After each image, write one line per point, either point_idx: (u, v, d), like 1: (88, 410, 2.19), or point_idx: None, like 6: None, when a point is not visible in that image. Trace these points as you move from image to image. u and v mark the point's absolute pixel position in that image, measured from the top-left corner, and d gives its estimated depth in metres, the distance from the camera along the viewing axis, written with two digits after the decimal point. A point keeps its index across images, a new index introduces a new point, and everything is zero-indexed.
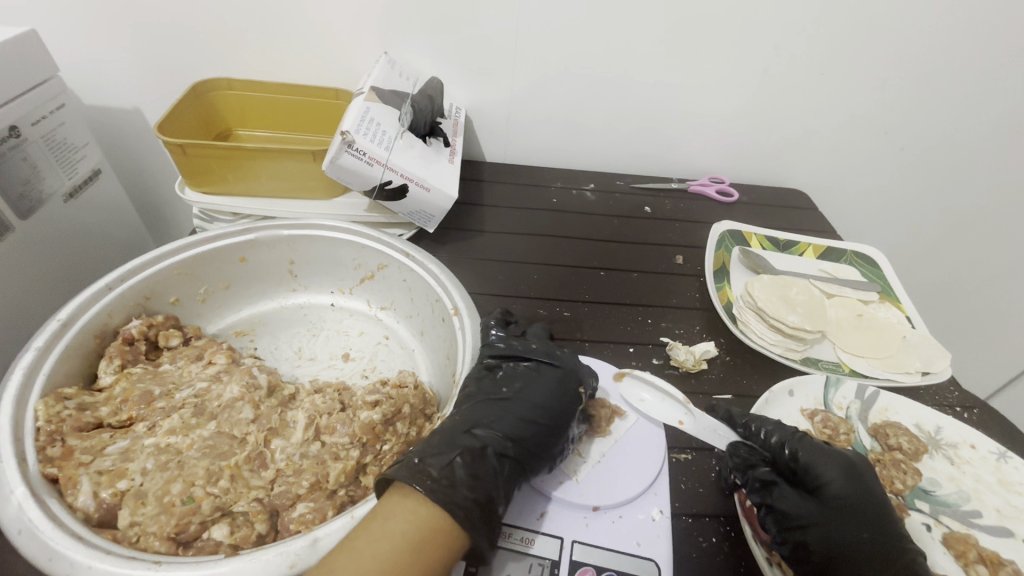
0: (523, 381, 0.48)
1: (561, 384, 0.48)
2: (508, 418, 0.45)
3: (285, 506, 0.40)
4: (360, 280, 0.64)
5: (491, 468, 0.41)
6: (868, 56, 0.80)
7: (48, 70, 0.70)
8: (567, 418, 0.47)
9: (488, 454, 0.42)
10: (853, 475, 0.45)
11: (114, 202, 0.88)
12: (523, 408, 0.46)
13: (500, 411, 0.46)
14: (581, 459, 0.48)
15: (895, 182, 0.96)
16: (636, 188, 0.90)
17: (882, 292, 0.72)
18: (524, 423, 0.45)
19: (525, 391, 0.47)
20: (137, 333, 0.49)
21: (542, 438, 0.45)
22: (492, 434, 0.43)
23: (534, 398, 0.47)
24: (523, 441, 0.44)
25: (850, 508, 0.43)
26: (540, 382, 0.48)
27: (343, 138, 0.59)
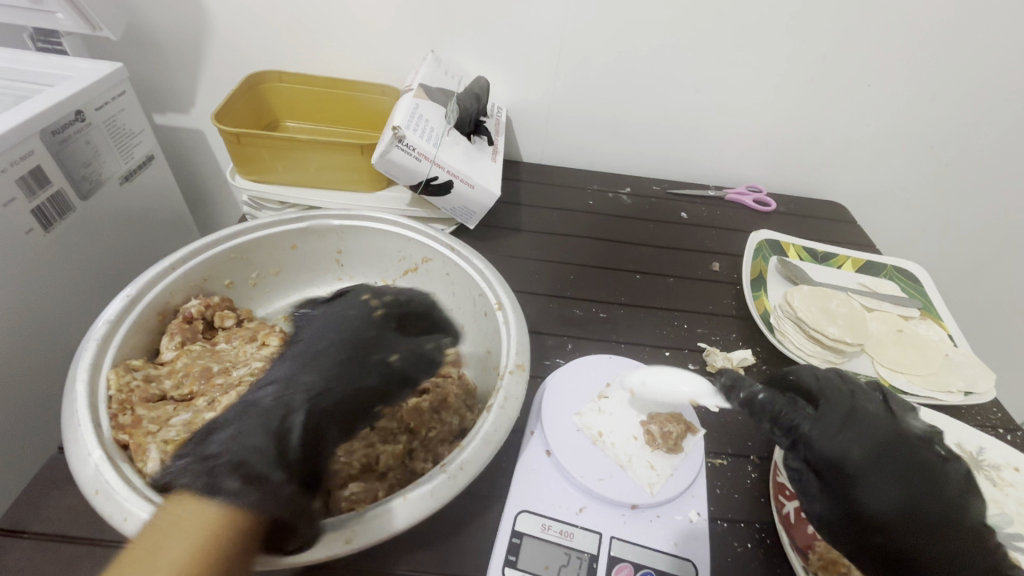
0: (333, 325, 0.46)
1: (352, 322, 0.46)
2: (301, 357, 0.43)
3: (337, 485, 0.41)
4: (403, 272, 0.65)
5: (268, 405, 0.39)
6: (916, 70, 0.79)
7: (116, 26, 0.76)
8: (354, 347, 0.44)
9: (269, 399, 0.39)
10: (890, 463, 0.40)
11: (164, 188, 0.91)
12: (318, 349, 0.43)
13: (300, 349, 0.43)
14: (653, 472, 0.46)
15: (937, 198, 0.95)
16: (672, 194, 0.90)
17: (923, 308, 0.71)
18: (312, 362, 0.42)
19: (329, 334, 0.45)
20: (196, 312, 0.51)
21: (336, 369, 0.42)
22: (283, 372, 0.41)
23: (329, 337, 0.44)
24: (307, 384, 0.40)
25: (891, 508, 0.39)
26: (335, 327, 0.46)
27: (393, 133, 0.61)
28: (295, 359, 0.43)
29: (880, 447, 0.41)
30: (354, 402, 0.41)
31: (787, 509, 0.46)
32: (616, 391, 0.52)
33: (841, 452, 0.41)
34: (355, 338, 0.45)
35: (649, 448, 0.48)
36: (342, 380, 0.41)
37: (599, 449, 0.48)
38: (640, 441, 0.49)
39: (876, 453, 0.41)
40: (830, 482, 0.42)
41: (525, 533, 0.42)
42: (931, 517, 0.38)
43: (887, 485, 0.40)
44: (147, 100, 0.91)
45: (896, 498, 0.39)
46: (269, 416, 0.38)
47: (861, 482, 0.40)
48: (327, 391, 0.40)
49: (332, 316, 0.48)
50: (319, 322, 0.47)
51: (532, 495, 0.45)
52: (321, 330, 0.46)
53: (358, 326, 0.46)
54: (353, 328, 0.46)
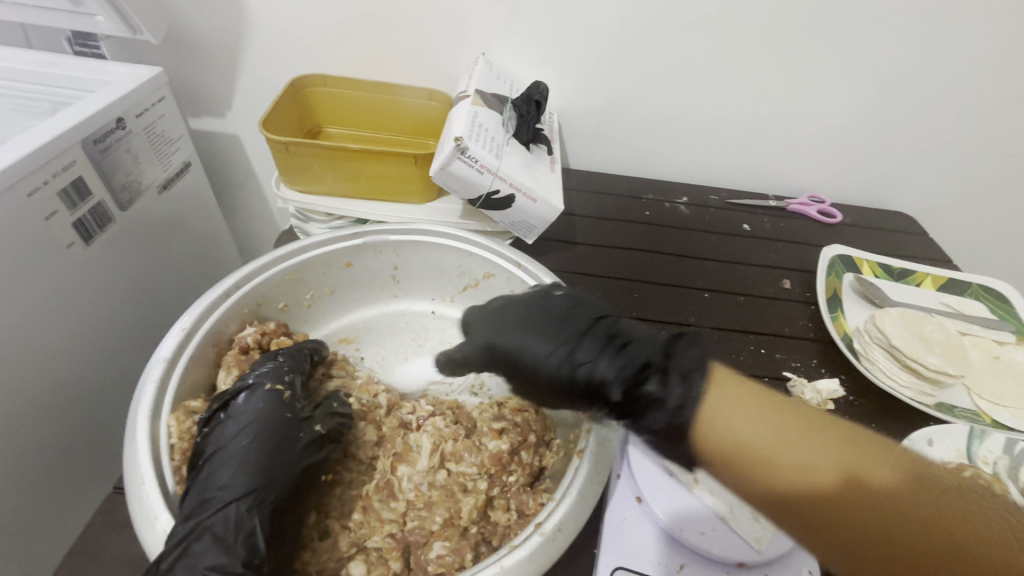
0: (250, 412, 0.38)
1: (268, 404, 0.38)
2: (233, 464, 0.35)
3: (419, 543, 0.37)
4: (462, 288, 0.61)
5: (225, 531, 0.32)
6: (1002, 73, 0.74)
7: (157, 30, 0.73)
8: (279, 431, 0.37)
9: (218, 520, 0.33)
10: (517, 315, 0.47)
11: (201, 195, 0.88)
12: (244, 452, 0.35)
13: (222, 459, 0.35)
14: (760, 524, 0.42)
15: (1016, 207, 0.88)
16: (732, 204, 0.85)
17: (1017, 332, 0.66)
18: (245, 471, 0.35)
19: (253, 428, 0.37)
20: (253, 342, 0.48)
21: (275, 470, 0.35)
22: (217, 492, 0.34)
23: (250, 432, 0.37)
24: (259, 496, 0.34)
25: (580, 339, 0.43)
26: (254, 415, 0.37)
27: (456, 145, 0.56)
28: (225, 468, 0.35)
29: (519, 308, 0.47)
30: (298, 494, 0.37)
31: None
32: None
33: (491, 314, 0.48)
34: (281, 426, 0.37)
35: None
36: (284, 483, 0.36)
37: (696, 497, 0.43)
38: None
39: (517, 319, 0.46)
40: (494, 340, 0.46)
41: None
42: (561, 344, 0.44)
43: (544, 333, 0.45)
44: (184, 105, 0.88)
45: (559, 348, 0.44)
46: (230, 539, 0.32)
47: (505, 336, 0.46)
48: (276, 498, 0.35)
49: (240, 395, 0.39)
50: (239, 409, 0.38)
51: (628, 550, 0.40)
52: (246, 424, 0.37)
53: (277, 405, 0.38)
54: (268, 414, 0.38)
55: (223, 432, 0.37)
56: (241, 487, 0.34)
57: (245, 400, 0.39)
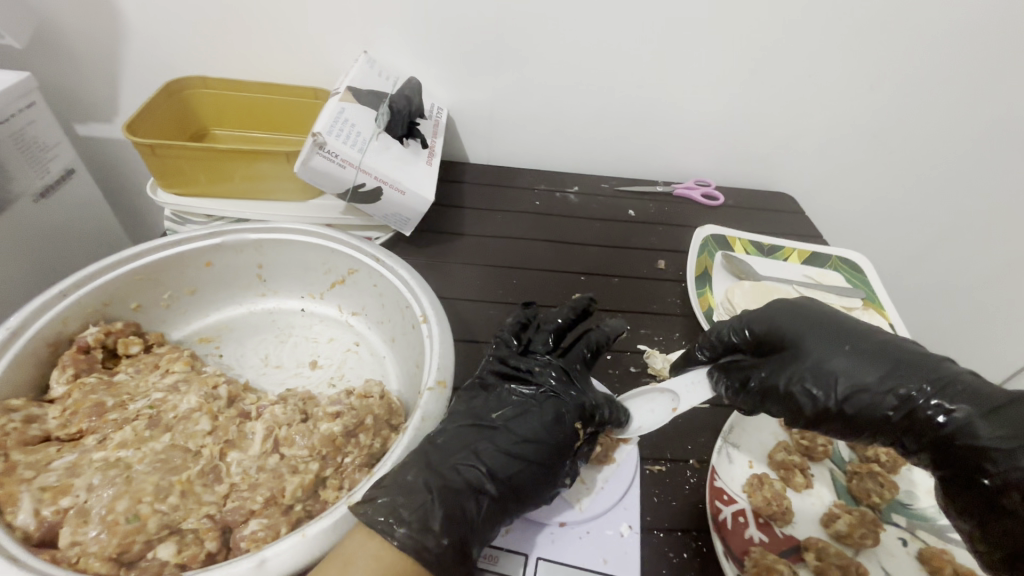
0: (510, 409, 0.46)
1: (566, 403, 0.46)
2: (494, 450, 0.43)
3: (237, 522, 0.38)
4: (330, 285, 0.63)
5: (468, 509, 0.39)
6: (855, 61, 0.78)
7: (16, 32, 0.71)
8: (532, 409, 0.46)
9: (467, 495, 0.39)
10: (827, 340, 0.45)
11: (90, 200, 0.85)
12: (509, 442, 0.44)
13: (470, 443, 0.43)
14: (583, 486, 0.47)
15: (884, 186, 0.94)
16: (621, 191, 0.89)
17: (866, 299, 0.71)
18: (512, 458, 0.43)
19: (522, 422, 0.45)
20: (94, 341, 0.48)
21: (556, 456, 0.44)
22: (471, 468, 0.41)
23: (537, 425, 0.45)
24: (506, 478, 0.42)
25: (887, 369, 0.42)
26: (533, 412, 0.46)
27: (314, 139, 0.59)
28: (458, 453, 0.42)
29: (825, 337, 0.45)
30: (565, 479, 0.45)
31: (724, 514, 0.46)
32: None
33: (798, 349, 0.46)
34: (566, 426, 0.45)
35: (580, 461, 0.49)
36: (556, 470, 0.44)
37: None
38: None
39: (831, 348, 0.45)
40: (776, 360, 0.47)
41: None
42: (863, 364, 0.43)
43: (827, 342, 0.45)
44: (65, 110, 0.85)
45: (808, 373, 0.44)
46: (455, 489, 0.40)
47: (808, 366, 0.44)
48: (545, 483, 0.43)
49: (546, 395, 0.47)
50: (505, 401, 0.47)
51: None
52: (510, 417, 0.45)
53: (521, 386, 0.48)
54: (562, 409, 0.46)
55: (502, 411, 0.46)
56: (484, 466, 0.42)
57: (524, 396, 0.47)
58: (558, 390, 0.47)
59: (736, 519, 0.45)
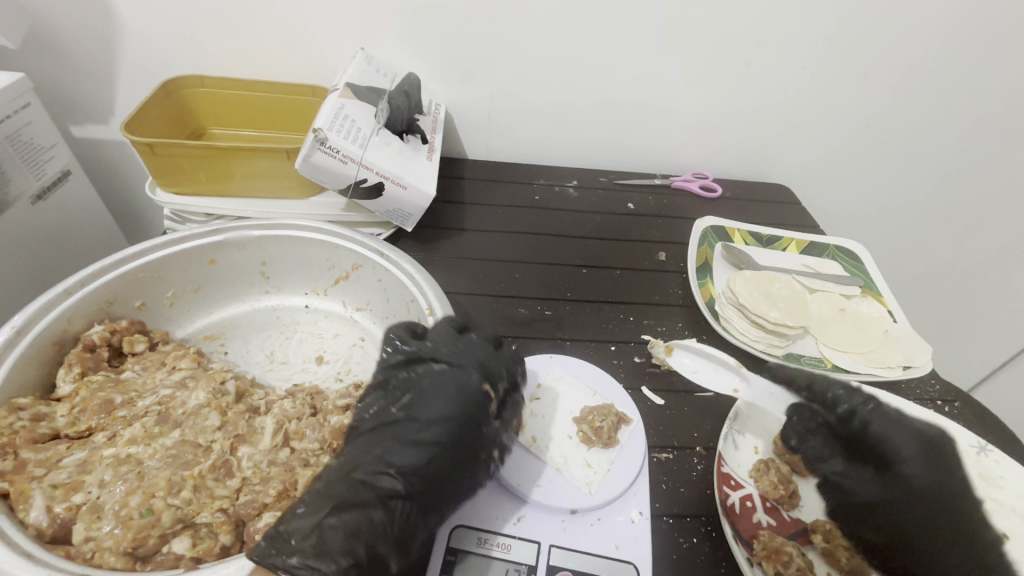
0: (415, 395, 0.42)
1: (465, 375, 0.44)
2: (395, 444, 0.39)
3: (251, 516, 0.38)
4: (335, 281, 0.63)
5: (378, 519, 0.36)
6: (848, 53, 0.79)
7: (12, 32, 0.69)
8: (456, 402, 0.42)
9: (373, 503, 0.37)
10: (929, 458, 0.45)
11: (87, 201, 0.85)
12: (415, 433, 0.40)
13: (376, 447, 0.39)
14: (591, 469, 0.48)
15: (877, 176, 0.96)
16: (620, 184, 0.89)
17: (864, 286, 0.72)
18: (423, 449, 0.39)
19: (425, 404, 0.42)
20: (99, 339, 0.48)
21: (468, 431, 0.41)
22: (374, 472, 0.38)
23: (441, 403, 0.42)
24: (420, 472, 0.39)
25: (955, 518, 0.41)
26: (435, 393, 0.42)
27: (314, 136, 0.59)
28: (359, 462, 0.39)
29: (928, 456, 0.45)
30: (488, 452, 0.42)
31: (732, 500, 0.46)
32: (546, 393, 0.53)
33: (894, 447, 0.45)
34: (473, 392, 0.43)
35: (585, 447, 0.49)
36: (472, 446, 0.41)
37: (535, 454, 0.48)
38: (574, 440, 0.50)
39: (925, 464, 0.44)
40: (869, 457, 0.46)
41: (462, 549, 0.42)
42: (936, 499, 0.42)
43: (924, 475, 0.44)
44: (59, 112, 0.84)
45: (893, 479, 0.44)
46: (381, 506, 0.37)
47: (891, 472, 0.44)
48: (463, 464, 0.40)
49: (445, 370, 0.44)
50: (403, 387, 0.44)
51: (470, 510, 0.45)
52: (412, 403, 0.42)
53: (447, 376, 0.44)
54: (466, 379, 0.43)
55: (414, 403, 0.42)
56: (393, 466, 0.38)
57: (426, 375, 0.44)
58: (453, 363, 0.45)
59: (744, 504, 0.47)
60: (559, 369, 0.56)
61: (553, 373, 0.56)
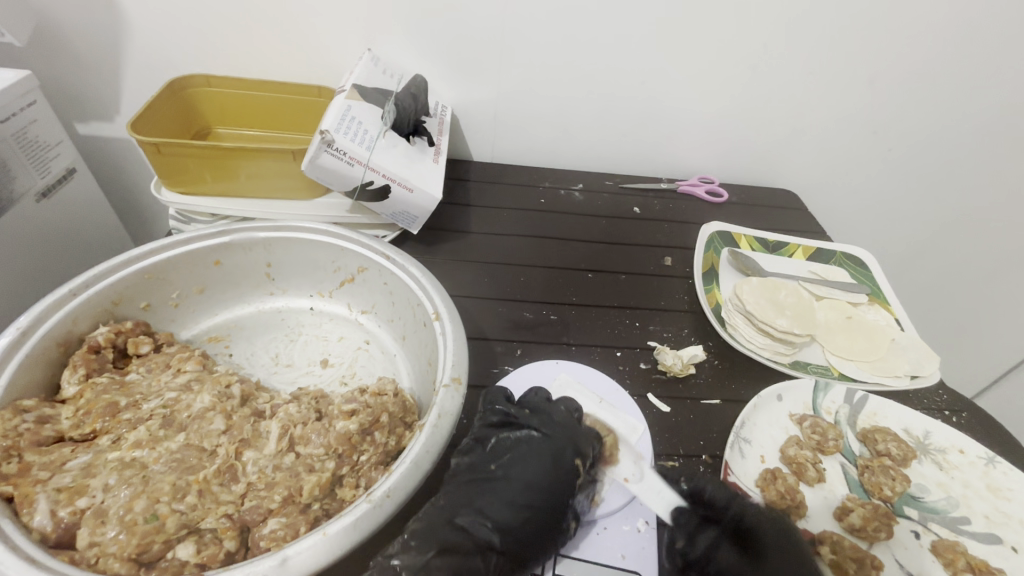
0: (513, 455, 0.44)
1: (563, 443, 0.45)
2: (496, 500, 0.41)
3: (255, 521, 0.39)
4: (340, 283, 0.63)
5: (474, 566, 0.37)
6: (857, 59, 0.79)
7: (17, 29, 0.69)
8: (557, 470, 0.43)
9: (473, 553, 0.38)
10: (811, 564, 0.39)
11: (92, 199, 0.85)
12: (513, 493, 0.41)
13: (475, 500, 0.41)
14: (596, 478, 0.48)
15: (884, 183, 0.95)
16: (625, 188, 0.89)
17: (871, 294, 0.72)
18: (519, 509, 0.41)
19: (524, 469, 0.43)
20: (104, 341, 0.48)
21: (560, 500, 0.42)
22: (475, 524, 0.39)
23: (538, 469, 0.43)
24: (513, 530, 0.40)
25: None
26: (532, 455, 0.44)
27: (321, 137, 0.58)
28: (461, 509, 0.40)
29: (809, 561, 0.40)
30: (572, 519, 0.43)
31: None
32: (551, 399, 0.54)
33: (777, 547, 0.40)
34: (568, 465, 0.44)
35: None
36: (563, 516, 0.42)
37: None
38: None
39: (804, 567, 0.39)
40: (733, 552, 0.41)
41: None
42: None
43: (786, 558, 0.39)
44: (65, 109, 0.84)
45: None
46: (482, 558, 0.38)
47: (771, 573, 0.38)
48: (552, 531, 0.41)
49: (541, 438, 0.45)
50: (503, 447, 0.45)
51: None
52: (511, 464, 0.43)
53: (550, 441, 0.45)
54: (561, 450, 0.44)
55: (512, 463, 0.43)
56: (491, 520, 0.40)
57: (524, 436, 0.45)
58: (545, 428, 0.46)
59: None
60: (564, 375, 0.56)
61: (558, 379, 0.56)
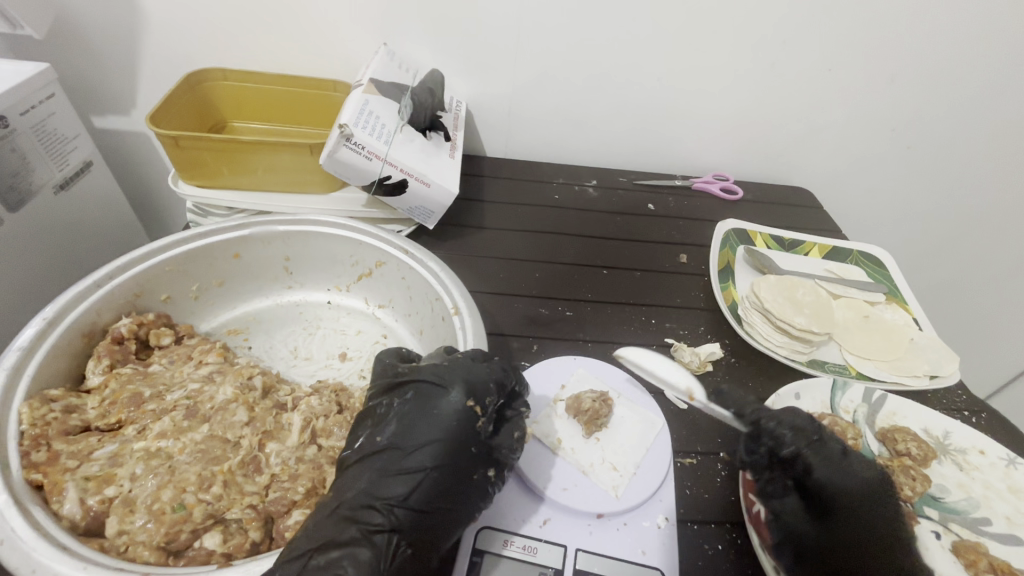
0: (399, 420, 0.40)
1: (444, 394, 0.41)
2: (381, 476, 0.38)
3: (280, 513, 0.39)
4: (357, 277, 0.63)
5: (366, 558, 0.34)
6: (877, 56, 0.78)
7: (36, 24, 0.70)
8: (442, 429, 0.39)
9: (361, 539, 0.35)
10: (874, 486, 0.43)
11: (109, 193, 0.85)
12: (393, 463, 0.38)
13: (361, 479, 0.38)
14: (617, 473, 0.47)
15: (901, 182, 0.94)
16: (640, 185, 0.89)
17: (889, 293, 0.71)
18: (406, 479, 0.37)
19: (408, 434, 0.39)
20: (127, 332, 0.49)
21: (454, 455, 0.39)
22: (359, 508, 0.36)
23: (425, 428, 0.39)
24: (406, 504, 0.37)
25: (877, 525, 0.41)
26: (415, 416, 0.40)
27: (340, 131, 0.58)
28: (345, 499, 0.37)
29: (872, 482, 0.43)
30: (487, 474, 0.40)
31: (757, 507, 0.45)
32: (569, 393, 0.54)
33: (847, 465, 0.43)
34: (457, 413, 0.40)
35: (608, 449, 0.49)
36: (459, 477, 0.39)
37: (560, 457, 0.48)
38: (599, 442, 0.50)
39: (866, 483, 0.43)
40: (808, 499, 0.42)
41: (487, 551, 0.42)
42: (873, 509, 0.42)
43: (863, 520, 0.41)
44: (82, 103, 0.85)
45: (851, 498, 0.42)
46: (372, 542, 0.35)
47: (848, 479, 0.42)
48: (451, 492, 0.38)
49: (428, 391, 0.42)
50: (388, 414, 0.41)
51: (496, 512, 0.45)
52: (394, 431, 0.40)
53: (432, 398, 0.41)
54: (442, 403, 0.40)
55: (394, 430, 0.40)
56: (378, 499, 0.37)
57: (405, 398, 0.41)
58: (436, 380, 0.42)
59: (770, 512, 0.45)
60: (581, 369, 0.56)
61: (575, 373, 0.56)
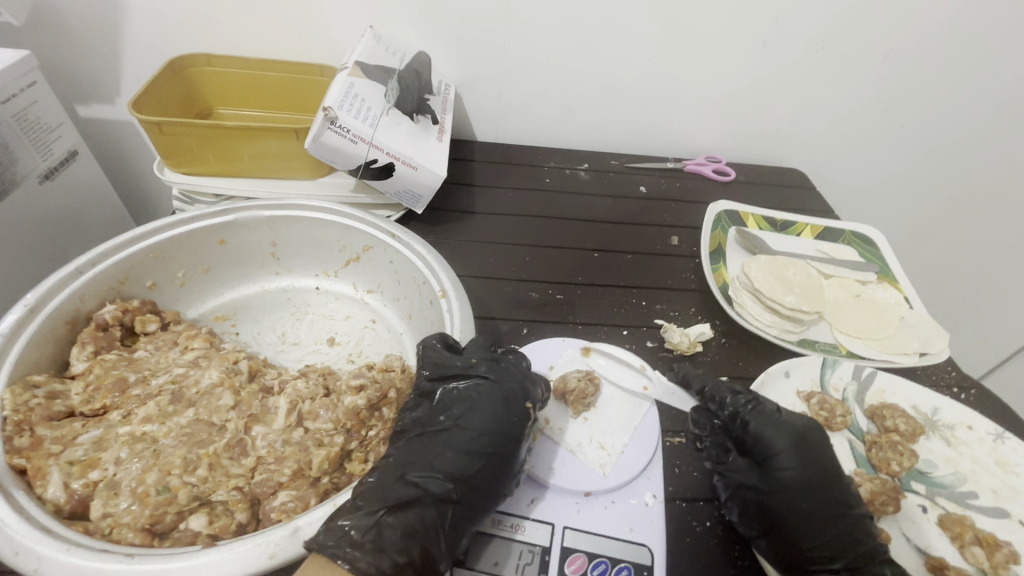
0: (462, 405, 0.42)
1: (512, 389, 0.43)
2: (446, 451, 0.39)
3: (266, 494, 0.39)
4: (345, 262, 0.63)
5: (430, 520, 0.36)
6: (870, 34, 0.77)
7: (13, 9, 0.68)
8: (507, 419, 0.42)
9: (428, 504, 0.37)
10: (807, 443, 0.45)
11: (95, 182, 0.84)
12: (465, 441, 0.40)
13: (425, 453, 0.39)
14: (605, 451, 0.48)
15: (895, 161, 0.94)
16: (632, 168, 0.88)
17: (880, 272, 0.71)
18: (471, 458, 0.39)
19: (474, 419, 0.41)
20: (111, 319, 0.49)
21: (514, 446, 0.41)
22: (426, 477, 0.38)
23: (489, 416, 0.41)
24: (468, 480, 0.38)
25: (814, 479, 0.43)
26: (483, 403, 0.42)
27: (325, 114, 0.58)
28: (413, 465, 0.38)
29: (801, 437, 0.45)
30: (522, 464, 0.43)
31: None
32: (558, 373, 0.54)
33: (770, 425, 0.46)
34: (520, 409, 0.43)
35: (597, 428, 0.50)
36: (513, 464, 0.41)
37: (546, 436, 0.49)
38: (587, 421, 0.50)
39: (798, 445, 0.45)
40: (750, 455, 0.46)
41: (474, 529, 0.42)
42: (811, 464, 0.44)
43: (799, 466, 0.44)
44: (66, 91, 0.83)
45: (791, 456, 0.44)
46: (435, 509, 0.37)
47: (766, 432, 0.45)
48: (504, 477, 0.40)
49: (490, 383, 0.44)
50: (453, 399, 0.43)
51: None
52: (460, 414, 0.41)
53: (501, 388, 0.43)
54: (510, 394, 0.43)
55: (459, 413, 0.42)
56: (442, 472, 0.38)
57: (470, 386, 0.43)
58: (491, 375, 0.44)
59: None
60: (570, 351, 0.57)
61: (564, 355, 0.56)
